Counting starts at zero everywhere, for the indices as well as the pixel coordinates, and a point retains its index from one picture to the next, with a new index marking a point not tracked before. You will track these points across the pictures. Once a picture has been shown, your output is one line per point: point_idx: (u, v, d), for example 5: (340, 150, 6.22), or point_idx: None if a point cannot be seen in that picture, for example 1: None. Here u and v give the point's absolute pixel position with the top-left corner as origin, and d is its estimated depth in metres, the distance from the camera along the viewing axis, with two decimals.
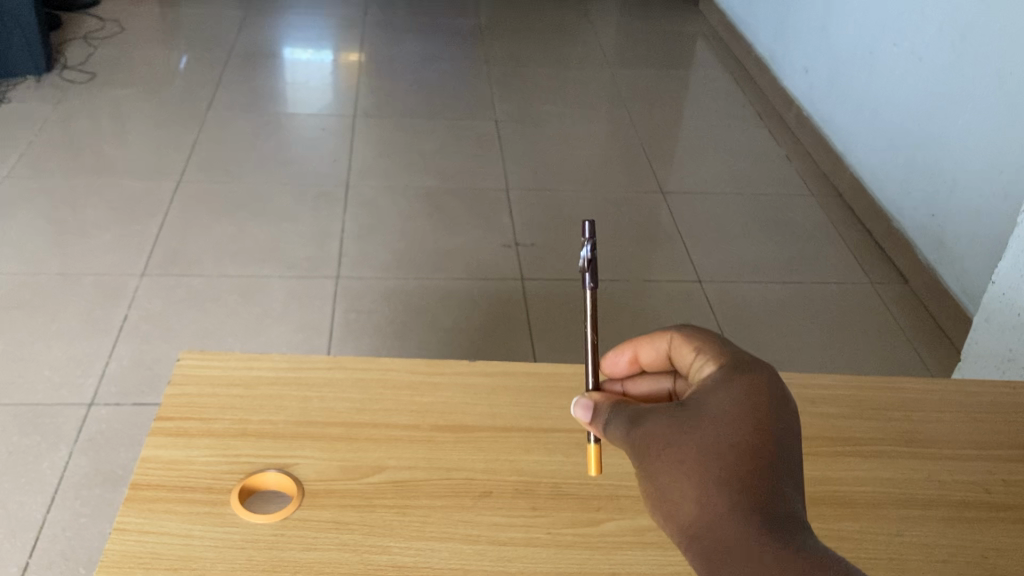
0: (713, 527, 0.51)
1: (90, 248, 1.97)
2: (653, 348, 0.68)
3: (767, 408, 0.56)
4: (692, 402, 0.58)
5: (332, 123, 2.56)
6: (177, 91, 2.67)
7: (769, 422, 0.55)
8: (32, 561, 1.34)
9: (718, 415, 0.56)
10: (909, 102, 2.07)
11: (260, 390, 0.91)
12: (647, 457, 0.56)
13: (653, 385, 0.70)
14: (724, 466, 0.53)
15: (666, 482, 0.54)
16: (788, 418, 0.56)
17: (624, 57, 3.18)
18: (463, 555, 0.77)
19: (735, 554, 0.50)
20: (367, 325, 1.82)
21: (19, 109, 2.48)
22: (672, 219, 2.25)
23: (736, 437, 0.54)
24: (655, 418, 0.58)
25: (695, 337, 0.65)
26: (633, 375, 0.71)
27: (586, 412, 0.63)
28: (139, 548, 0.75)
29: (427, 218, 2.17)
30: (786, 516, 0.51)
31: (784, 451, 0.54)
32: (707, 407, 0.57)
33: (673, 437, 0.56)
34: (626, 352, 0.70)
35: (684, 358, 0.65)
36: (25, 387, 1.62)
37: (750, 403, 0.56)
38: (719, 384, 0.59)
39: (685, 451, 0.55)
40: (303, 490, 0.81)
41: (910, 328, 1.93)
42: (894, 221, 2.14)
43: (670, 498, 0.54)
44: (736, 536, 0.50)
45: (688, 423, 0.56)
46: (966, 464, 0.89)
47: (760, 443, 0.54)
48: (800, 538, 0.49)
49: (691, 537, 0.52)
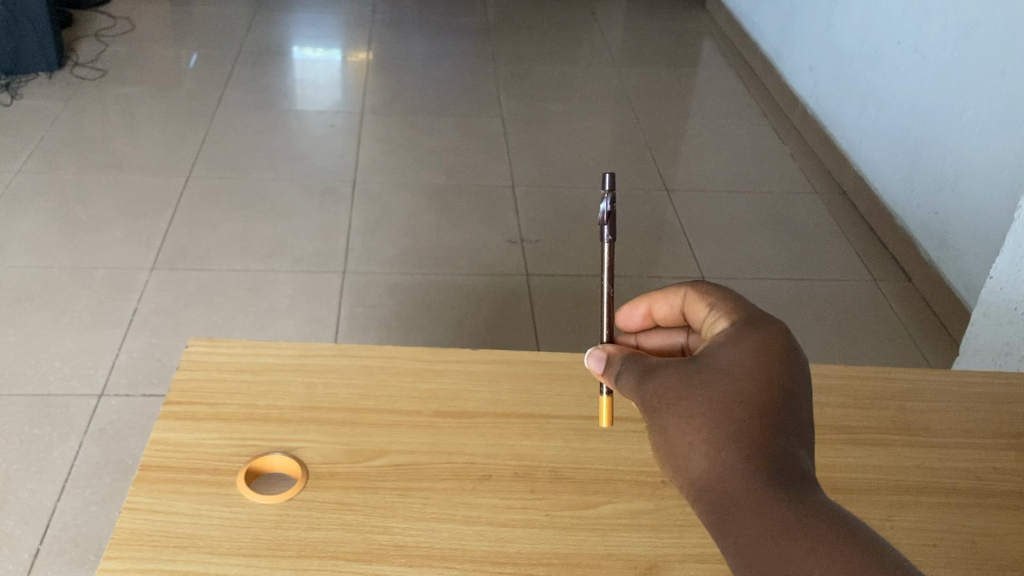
0: (721, 481, 0.52)
1: (101, 243, 2.00)
2: (667, 304, 0.71)
3: (777, 366, 0.57)
4: (703, 357, 0.59)
5: (341, 120, 2.59)
6: (188, 88, 2.70)
7: (778, 378, 0.56)
8: (43, 547, 1.37)
9: (730, 372, 0.57)
10: (912, 99, 2.08)
11: (266, 376, 0.93)
12: (656, 410, 0.57)
13: (667, 339, 0.73)
14: (734, 422, 0.54)
15: (675, 435, 0.55)
16: (796, 376, 0.57)
17: (630, 55, 3.19)
18: (462, 535, 0.79)
19: (745, 507, 0.51)
20: (374, 319, 1.85)
21: (31, 105, 2.51)
22: (677, 216, 2.27)
23: (745, 393, 0.55)
24: (666, 371, 0.58)
25: (708, 295, 0.68)
26: (647, 329, 0.75)
27: (599, 363, 0.64)
28: (149, 526, 0.77)
29: (433, 214, 2.19)
30: (794, 471, 0.52)
31: (792, 408, 0.55)
32: (719, 362, 0.58)
33: (684, 392, 0.56)
34: (641, 307, 0.74)
35: (697, 313, 0.68)
36: (37, 378, 1.65)
37: (761, 360, 0.57)
38: (732, 341, 0.60)
39: (696, 406, 0.55)
40: (308, 472, 0.83)
41: (911, 324, 1.95)
42: (896, 218, 2.15)
43: (679, 450, 0.55)
44: (745, 488, 0.51)
45: (698, 377, 0.57)
46: (958, 452, 0.91)
47: (770, 397, 0.55)
48: (808, 494, 0.51)
49: (698, 491, 0.53)
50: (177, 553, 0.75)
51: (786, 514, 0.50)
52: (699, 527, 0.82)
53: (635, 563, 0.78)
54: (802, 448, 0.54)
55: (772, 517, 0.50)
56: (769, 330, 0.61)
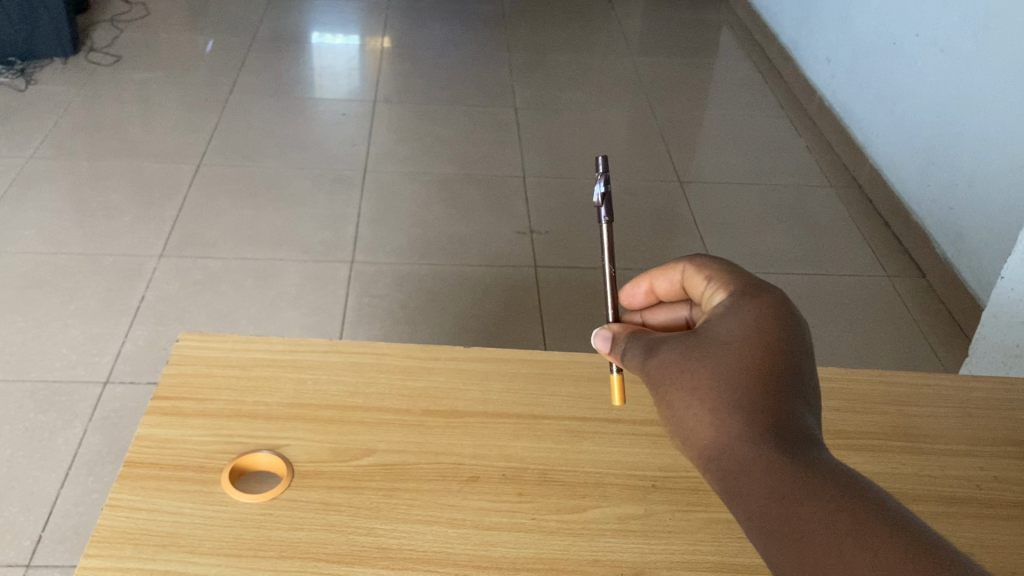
0: (727, 449, 0.53)
1: (111, 229, 2.00)
2: (667, 279, 0.69)
3: (776, 334, 0.58)
4: (704, 329, 0.60)
5: (353, 108, 2.58)
6: (202, 74, 2.70)
7: (778, 345, 0.57)
8: (45, 535, 1.37)
9: (729, 341, 0.58)
10: (929, 92, 2.04)
11: (255, 371, 0.92)
12: (661, 383, 0.58)
13: (671, 315, 0.72)
14: (736, 389, 0.55)
15: (680, 408, 0.56)
16: (798, 344, 0.58)
17: (647, 44, 3.16)
18: (447, 538, 0.78)
19: (751, 474, 0.52)
20: (380, 309, 1.84)
21: (45, 91, 2.52)
22: (689, 208, 2.25)
23: (746, 361, 0.56)
24: (668, 346, 0.59)
25: (708, 268, 0.67)
26: (652, 306, 0.73)
27: (605, 343, 0.66)
28: (130, 524, 0.77)
29: (442, 203, 2.18)
30: (797, 434, 0.53)
31: (795, 375, 0.56)
32: (718, 333, 0.59)
33: (686, 363, 0.57)
34: (643, 284, 0.72)
35: (698, 287, 0.67)
36: (43, 365, 1.65)
37: (761, 328, 0.58)
38: (730, 311, 0.61)
39: (698, 376, 0.56)
40: (293, 471, 0.82)
41: (924, 321, 1.92)
42: (912, 213, 2.12)
43: (685, 422, 0.56)
44: (750, 455, 0.52)
45: (699, 350, 0.58)
46: (959, 460, 0.89)
47: (772, 365, 0.56)
48: (811, 457, 0.52)
49: (706, 460, 0.54)
50: (157, 553, 0.74)
51: (791, 479, 0.50)
52: (688, 535, 0.80)
53: (621, 570, 0.77)
54: (807, 413, 0.55)
55: (776, 481, 0.51)
56: (768, 297, 0.61)
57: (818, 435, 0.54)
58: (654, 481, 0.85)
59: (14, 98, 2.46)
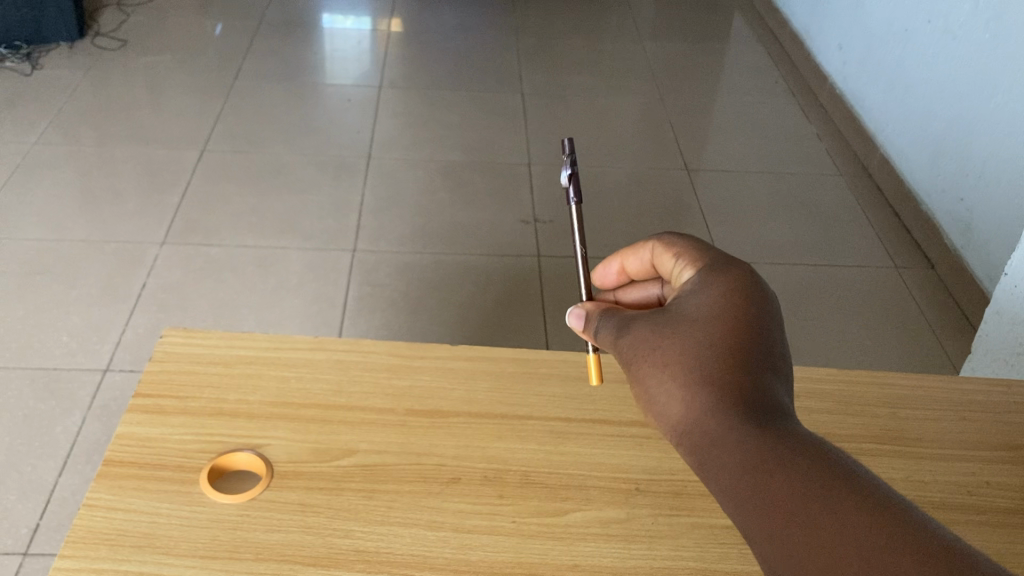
0: (698, 422, 0.53)
1: (114, 215, 2.00)
2: (637, 259, 0.70)
3: (744, 307, 0.59)
4: (676, 308, 0.61)
5: (360, 94, 2.57)
6: (209, 59, 2.69)
7: (748, 319, 0.58)
8: (42, 523, 1.38)
9: (700, 318, 0.59)
10: (941, 80, 2.01)
11: (239, 369, 0.92)
12: (635, 364, 0.59)
13: (642, 293, 0.72)
14: (705, 363, 0.55)
15: (654, 386, 0.57)
16: (767, 317, 0.59)
17: (658, 30, 3.13)
18: (424, 541, 0.77)
19: (721, 445, 0.52)
20: (381, 299, 1.83)
21: (50, 76, 2.51)
22: (696, 197, 2.22)
23: (714, 335, 0.57)
24: (641, 326, 0.60)
25: (676, 245, 0.67)
26: (625, 286, 0.74)
27: (580, 320, 0.68)
28: (106, 524, 0.76)
29: (446, 191, 2.17)
30: (766, 404, 0.53)
31: (764, 347, 0.56)
32: (687, 310, 0.60)
33: (657, 342, 0.58)
34: (614, 264, 0.73)
35: (666, 265, 0.68)
36: (44, 352, 1.65)
37: (731, 302, 0.59)
38: (698, 289, 0.61)
39: (669, 354, 0.57)
40: (272, 471, 0.82)
41: (931, 314, 1.89)
42: (922, 204, 2.09)
43: (658, 399, 0.56)
44: (719, 426, 0.52)
45: (671, 328, 0.59)
46: (950, 465, 0.87)
47: (741, 338, 0.56)
48: (781, 426, 0.52)
49: (681, 435, 0.54)
50: (132, 554, 0.74)
51: (760, 448, 0.50)
52: (670, 540, 0.79)
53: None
54: (778, 383, 0.55)
55: (744, 449, 0.51)
56: (740, 273, 0.62)
57: (788, 405, 0.54)
58: (638, 484, 0.84)
59: (20, 83, 2.46)
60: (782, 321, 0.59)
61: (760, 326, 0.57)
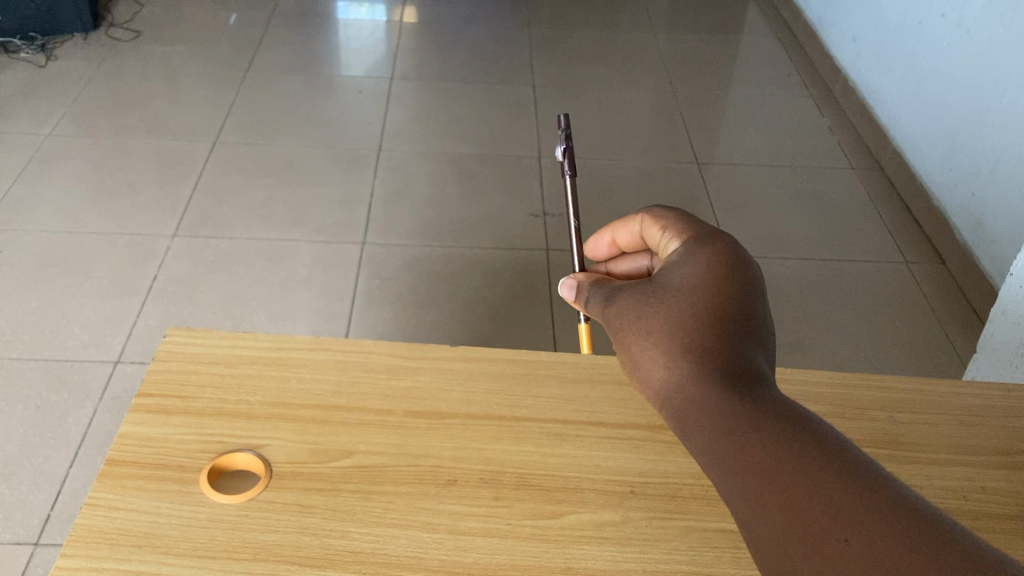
0: (678, 388, 0.55)
1: (128, 207, 2.02)
2: (628, 232, 0.71)
3: (727, 276, 0.59)
4: (661, 279, 0.62)
5: (372, 86, 2.57)
6: (223, 50, 2.70)
7: (730, 287, 0.59)
8: (53, 514, 1.39)
9: (683, 287, 0.60)
10: (954, 74, 1.99)
11: (240, 369, 0.93)
12: (621, 333, 0.60)
13: (633, 265, 0.73)
14: (687, 331, 0.56)
15: (638, 354, 0.58)
16: (749, 286, 0.60)
17: (671, 20, 3.12)
18: (420, 543, 0.77)
19: (700, 410, 0.53)
20: (390, 292, 1.84)
21: (65, 67, 2.53)
22: (706, 190, 2.22)
23: (696, 305, 0.58)
24: (627, 297, 0.62)
25: (663, 217, 0.67)
26: (616, 257, 0.75)
27: (570, 291, 0.69)
28: (108, 524, 0.77)
29: (456, 184, 2.17)
30: (744, 372, 0.54)
31: (746, 316, 0.57)
32: (671, 282, 0.61)
33: (641, 312, 0.59)
34: (606, 237, 0.73)
35: (654, 237, 0.68)
36: (56, 344, 1.67)
37: (713, 272, 0.60)
38: (683, 260, 0.62)
39: (652, 323, 0.58)
40: (271, 471, 0.83)
41: (941, 310, 1.88)
42: (933, 199, 2.08)
43: (641, 366, 0.58)
44: (698, 392, 0.54)
45: (655, 298, 0.60)
46: (946, 470, 0.87)
47: (723, 305, 0.57)
48: (758, 392, 0.53)
49: (662, 400, 0.56)
50: (132, 553, 0.75)
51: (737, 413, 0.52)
52: (664, 543, 0.79)
53: None
54: (758, 352, 0.56)
55: (721, 414, 0.52)
56: (724, 243, 0.63)
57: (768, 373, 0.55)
58: (633, 487, 0.84)
59: (35, 74, 2.48)
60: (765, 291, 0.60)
61: (742, 296, 0.58)
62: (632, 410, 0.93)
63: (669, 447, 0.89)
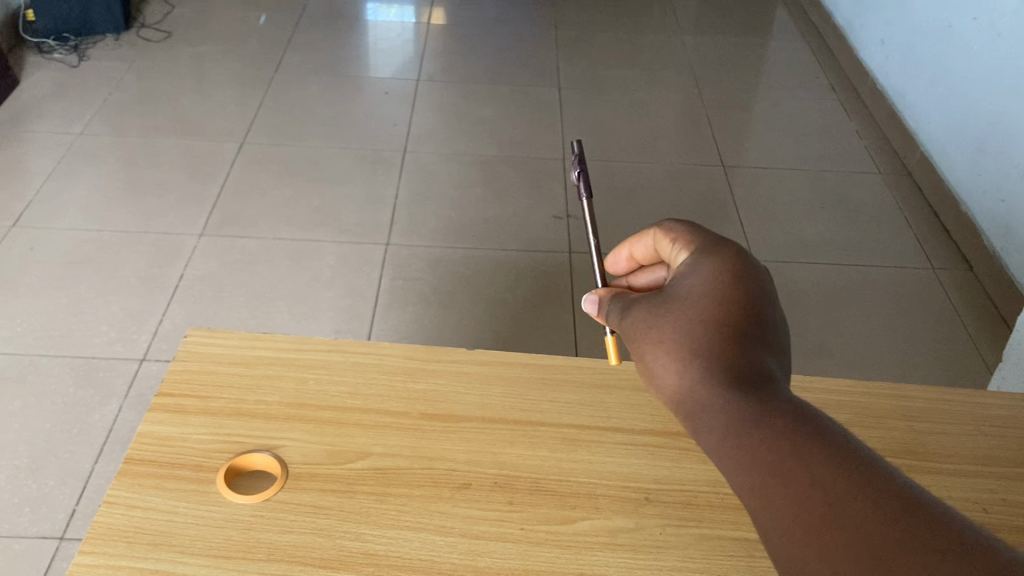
0: (690, 392, 0.55)
1: (156, 206, 2.04)
2: (643, 246, 0.70)
3: (735, 283, 0.60)
4: (672, 289, 0.62)
5: (398, 87, 2.58)
6: (252, 50, 2.73)
7: (740, 294, 0.59)
8: (78, 508, 1.41)
9: (692, 296, 0.60)
10: (985, 77, 1.97)
11: (258, 370, 0.94)
12: (633, 341, 0.60)
13: (652, 278, 0.72)
14: (697, 337, 0.56)
15: (650, 361, 0.58)
16: (758, 292, 0.60)
17: (699, 23, 3.10)
18: (433, 546, 0.78)
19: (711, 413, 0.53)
20: (412, 293, 1.84)
21: (97, 67, 2.57)
22: (730, 193, 2.21)
23: (705, 312, 0.58)
24: (638, 306, 0.62)
25: (673, 231, 0.68)
26: (635, 271, 0.74)
27: (593, 306, 0.68)
28: (125, 522, 0.78)
29: (480, 186, 2.18)
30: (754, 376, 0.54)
31: (754, 323, 0.57)
32: (681, 291, 0.61)
33: (652, 320, 0.59)
34: (623, 252, 0.73)
35: (667, 250, 0.68)
36: (84, 341, 1.69)
37: (722, 280, 0.60)
38: (692, 269, 0.62)
39: (663, 329, 0.58)
40: (287, 472, 0.83)
41: (968, 317, 1.86)
42: (962, 204, 2.06)
43: (654, 372, 0.58)
44: (710, 397, 0.54)
45: (666, 306, 0.60)
46: (967, 481, 0.86)
47: (733, 312, 0.58)
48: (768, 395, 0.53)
49: (674, 405, 0.56)
50: (149, 551, 0.76)
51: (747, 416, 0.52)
52: (677, 550, 0.79)
53: None
54: (768, 357, 0.56)
55: (730, 416, 0.52)
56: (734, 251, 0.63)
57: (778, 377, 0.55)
58: (648, 493, 0.84)
59: (68, 74, 2.52)
60: (774, 298, 0.60)
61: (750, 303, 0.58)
62: (649, 417, 0.92)
63: (686, 454, 0.88)
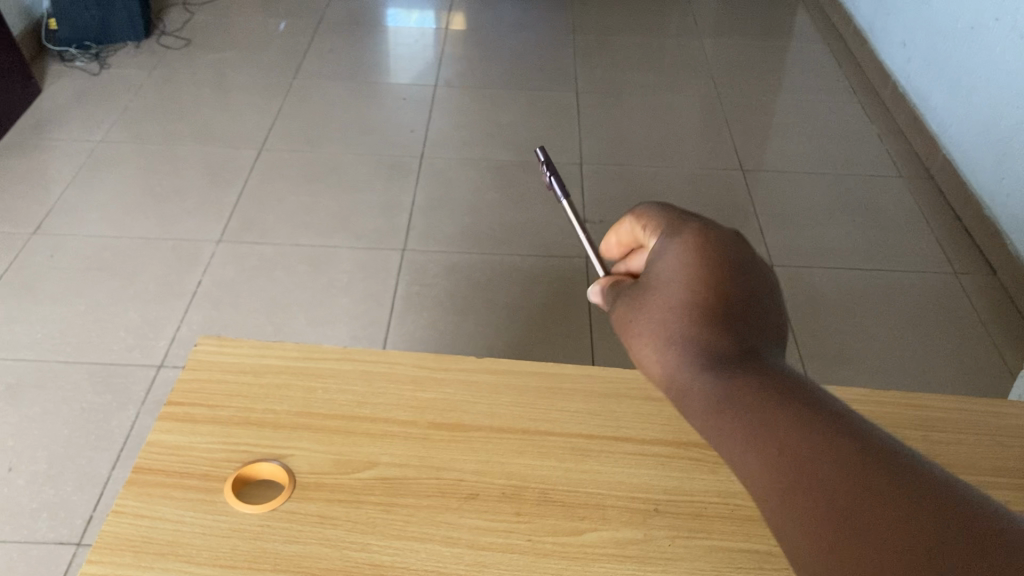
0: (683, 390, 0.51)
1: (175, 213, 2.05)
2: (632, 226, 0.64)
3: (712, 260, 0.55)
4: (648, 273, 0.58)
5: (416, 93, 2.59)
6: (272, 57, 2.74)
7: (720, 274, 0.55)
8: (95, 514, 1.42)
9: (670, 282, 0.55)
10: (1008, 79, 1.94)
11: (267, 379, 0.94)
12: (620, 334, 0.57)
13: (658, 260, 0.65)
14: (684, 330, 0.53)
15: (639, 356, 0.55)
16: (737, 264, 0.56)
17: (719, 26, 3.09)
18: (439, 557, 0.77)
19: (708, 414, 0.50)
20: (428, 299, 1.84)
21: (118, 75, 2.59)
22: (750, 197, 2.19)
23: (687, 298, 0.54)
24: (620, 297, 0.58)
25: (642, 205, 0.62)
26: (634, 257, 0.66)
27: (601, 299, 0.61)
28: (133, 531, 0.78)
29: (497, 191, 2.17)
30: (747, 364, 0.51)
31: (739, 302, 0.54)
32: (658, 277, 0.56)
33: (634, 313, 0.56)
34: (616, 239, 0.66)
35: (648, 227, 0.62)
36: (102, 347, 1.70)
37: (699, 259, 0.56)
38: (665, 249, 0.58)
39: (645, 323, 0.55)
40: (295, 481, 0.83)
41: (991, 322, 1.83)
42: (985, 208, 2.03)
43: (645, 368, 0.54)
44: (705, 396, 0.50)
45: (646, 295, 0.56)
46: (983, 492, 0.85)
47: (708, 290, 0.54)
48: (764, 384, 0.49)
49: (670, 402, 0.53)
50: (155, 561, 0.76)
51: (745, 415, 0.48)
52: (686, 562, 0.78)
53: None
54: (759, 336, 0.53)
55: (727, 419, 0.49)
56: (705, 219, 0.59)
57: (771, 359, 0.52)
58: (657, 504, 0.83)
59: (89, 82, 2.54)
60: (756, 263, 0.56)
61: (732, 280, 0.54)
62: (659, 427, 0.91)
63: (697, 464, 0.87)
